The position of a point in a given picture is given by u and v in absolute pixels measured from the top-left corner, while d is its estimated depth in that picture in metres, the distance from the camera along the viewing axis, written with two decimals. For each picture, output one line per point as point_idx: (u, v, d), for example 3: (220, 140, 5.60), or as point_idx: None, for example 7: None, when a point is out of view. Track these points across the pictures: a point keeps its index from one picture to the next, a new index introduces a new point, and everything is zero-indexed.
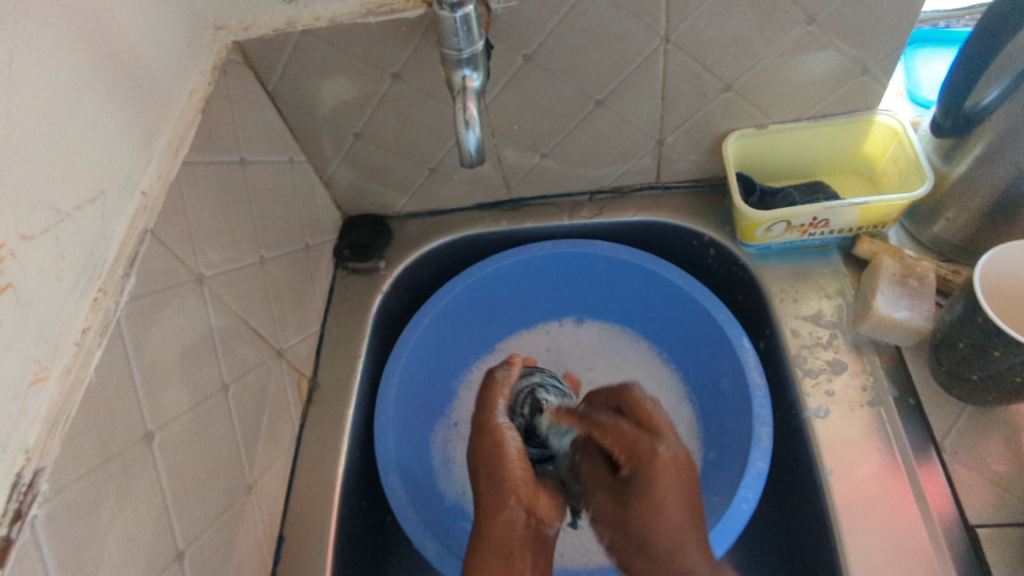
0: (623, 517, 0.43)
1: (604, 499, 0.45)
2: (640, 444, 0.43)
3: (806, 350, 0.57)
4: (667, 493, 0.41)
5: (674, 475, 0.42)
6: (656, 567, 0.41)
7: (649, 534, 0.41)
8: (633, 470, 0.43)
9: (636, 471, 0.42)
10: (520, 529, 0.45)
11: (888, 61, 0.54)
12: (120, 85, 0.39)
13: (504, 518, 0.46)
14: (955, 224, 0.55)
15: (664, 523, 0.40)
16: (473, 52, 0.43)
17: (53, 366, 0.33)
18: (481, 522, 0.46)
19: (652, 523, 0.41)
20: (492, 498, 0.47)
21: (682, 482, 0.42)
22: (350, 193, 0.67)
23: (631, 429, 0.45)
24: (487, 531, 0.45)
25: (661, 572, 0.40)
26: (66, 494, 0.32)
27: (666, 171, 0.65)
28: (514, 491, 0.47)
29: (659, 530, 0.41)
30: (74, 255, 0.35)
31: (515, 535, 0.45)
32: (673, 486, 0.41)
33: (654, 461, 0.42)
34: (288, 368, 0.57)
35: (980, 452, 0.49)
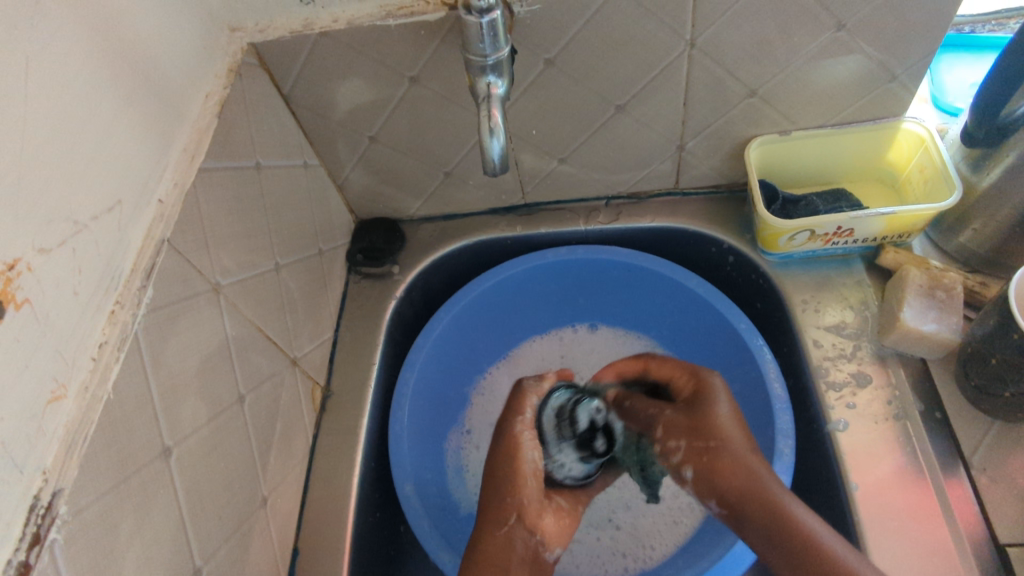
0: (697, 424, 0.45)
1: (664, 424, 0.48)
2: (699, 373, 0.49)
3: (828, 361, 0.56)
4: (727, 417, 0.45)
5: (729, 396, 0.47)
6: (738, 474, 0.42)
7: (725, 435, 0.44)
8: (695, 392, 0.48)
9: (700, 387, 0.48)
10: (519, 546, 0.45)
11: (917, 67, 0.53)
12: (136, 90, 0.38)
13: (505, 532, 0.45)
14: (982, 235, 0.54)
15: (736, 438, 0.44)
16: (499, 58, 0.42)
17: (70, 383, 0.32)
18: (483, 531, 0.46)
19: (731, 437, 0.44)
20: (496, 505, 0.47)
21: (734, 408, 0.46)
22: (364, 196, 0.66)
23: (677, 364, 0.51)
24: (486, 540, 0.45)
25: (734, 473, 0.42)
26: (85, 515, 0.31)
27: (685, 176, 0.64)
28: (518, 506, 0.46)
29: (734, 442, 0.43)
30: (91, 267, 0.34)
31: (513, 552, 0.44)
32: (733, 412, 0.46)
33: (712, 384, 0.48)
34: (302, 376, 0.56)
35: (1008, 469, 0.48)
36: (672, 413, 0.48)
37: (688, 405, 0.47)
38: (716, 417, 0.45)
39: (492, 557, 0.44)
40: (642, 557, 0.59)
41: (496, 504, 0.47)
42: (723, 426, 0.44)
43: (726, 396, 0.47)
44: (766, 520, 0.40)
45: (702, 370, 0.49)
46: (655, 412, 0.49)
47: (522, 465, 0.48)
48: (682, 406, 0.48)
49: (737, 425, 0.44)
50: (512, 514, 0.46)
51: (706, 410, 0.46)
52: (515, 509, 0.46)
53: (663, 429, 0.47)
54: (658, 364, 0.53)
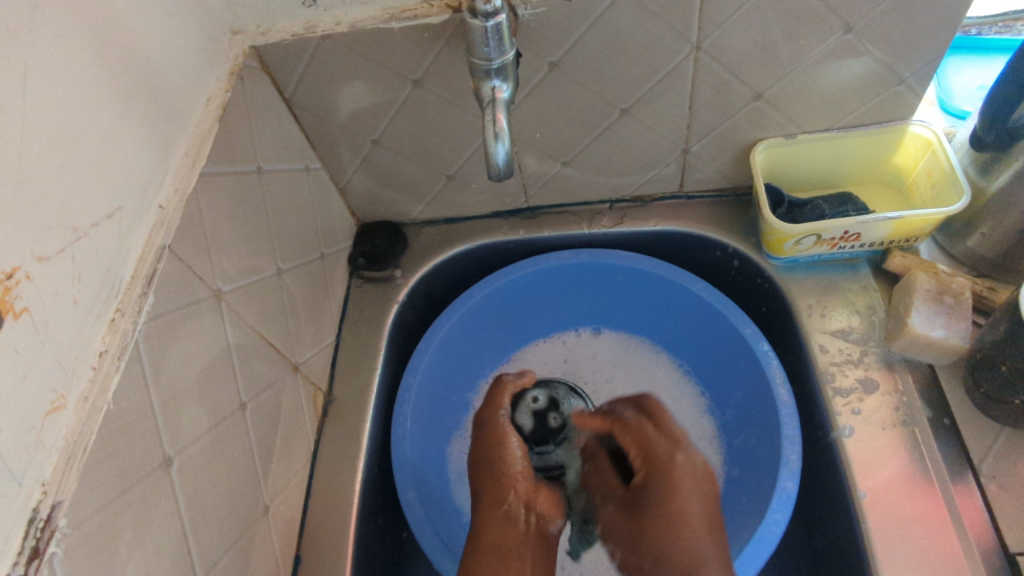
0: (637, 534, 0.48)
1: (615, 514, 0.51)
2: (659, 446, 0.49)
3: (835, 366, 0.55)
4: (683, 520, 0.46)
5: (691, 486, 0.48)
6: (676, 551, 0.46)
7: (673, 539, 0.46)
8: (648, 475, 0.49)
9: (652, 478, 0.49)
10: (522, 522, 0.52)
11: (924, 71, 0.52)
12: (138, 94, 0.38)
13: (503, 512, 0.52)
14: (989, 239, 0.54)
15: (686, 537, 0.46)
16: (504, 62, 0.41)
17: (70, 393, 0.31)
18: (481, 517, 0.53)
19: (678, 523, 0.46)
20: (491, 494, 0.53)
21: (697, 490, 0.48)
22: (366, 200, 0.66)
23: (650, 427, 0.50)
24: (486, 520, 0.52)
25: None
26: (85, 527, 0.31)
27: (689, 179, 0.64)
28: (514, 484, 0.53)
29: (678, 541, 0.46)
30: (90, 275, 0.33)
31: (515, 529, 0.52)
32: (689, 483, 0.47)
33: (671, 471, 0.48)
34: (304, 382, 0.55)
35: (1018, 477, 0.48)
36: (614, 510, 0.52)
37: (631, 502, 0.50)
38: (658, 522, 0.47)
39: (493, 540, 0.51)
40: None
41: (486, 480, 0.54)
42: (670, 525, 0.46)
43: (694, 502, 0.47)
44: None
45: (656, 459, 0.49)
46: (608, 492, 0.53)
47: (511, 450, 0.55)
48: (629, 500, 0.50)
49: (692, 520, 0.46)
50: (510, 494, 0.53)
51: (653, 511, 0.47)
52: (510, 491, 0.53)
53: (606, 525, 0.52)
54: (622, 428, 0.52)
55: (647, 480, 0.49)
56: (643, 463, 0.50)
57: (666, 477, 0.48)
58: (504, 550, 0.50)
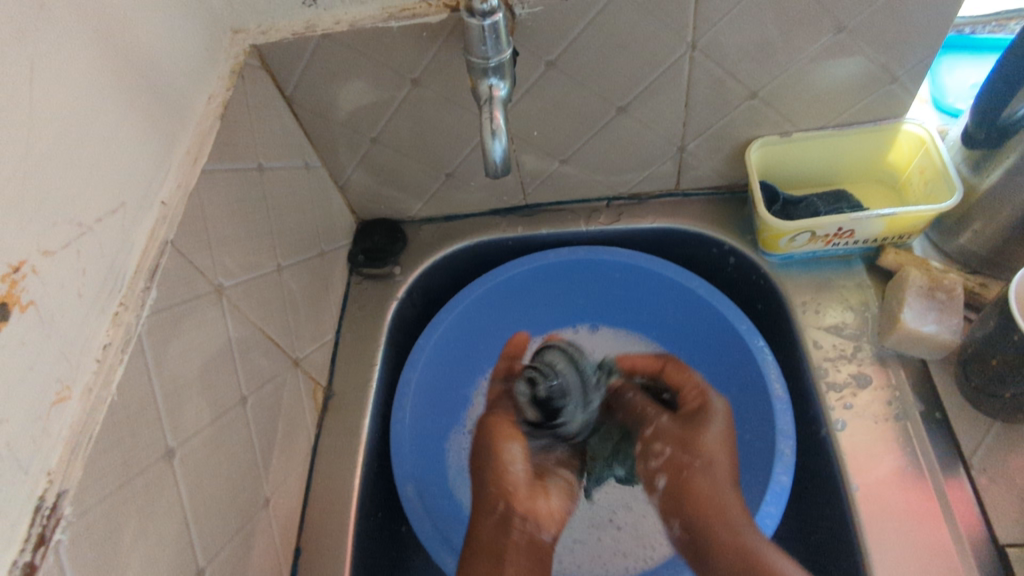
0: (687, 442, 0.50)
1: (664, 443, 0.52)
2: (692, 432, 0.50)
3: (829, 362, 0.56)
4: (714, 447, 0.49)
5: (722, 419, 0.51)
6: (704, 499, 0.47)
7: (708, 459, 0.49)
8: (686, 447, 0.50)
9: (686, 456, 0.50)
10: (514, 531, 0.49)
11: (917, 70, 0.53)
12: (140, 91, 0.38)
13: (496, 521, 0.49)
14: (981, 236, 0.54)
15: (718, 467, 0.48)
16: (501, 60, 0.42)
17: (74, 385, 0.32)
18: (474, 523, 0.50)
19: (712, 440, 0.49)
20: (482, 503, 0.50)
21: (725, 465, 0.49)
22: (365, 198, 0.66)
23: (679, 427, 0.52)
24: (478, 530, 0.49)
25: (707, 497, 0.47)
26: (90, 516, 0.31)
27: (685, 177, 0.64)
28: (506, 493, 0.50)
29: (715, 465, 0.48)
30: (95, 269, 0.34)
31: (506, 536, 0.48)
32: (722, 415, 0.51)
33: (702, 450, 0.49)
34: (304, 377, 0.56)
35: (1008, 469, 0.48)
36: (667, 421, 0.53)
37: (682, 420, 0.52)
38: (693, 449, 0.50)
39: (488, 544, 0.48)
40: (643, 556, 0.59)
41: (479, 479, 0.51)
42: (706, 448, 0.49)
43: (722, 425, 0.50)
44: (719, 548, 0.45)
45: (700, 394, 0.53)
46: (651, 411, 0.54)
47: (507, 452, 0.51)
48: (680, 421, 0.52)
49: (722, 459, 0.49)
50: (500, 503, 0.50)
51: (688, 443, 0.50)
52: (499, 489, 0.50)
53: (655, 431, 0.53)
54: (678, 372, 0.55)
55: (699, 410, 0.52)
56: (678, 450, 0.50)
57: (708, 409, 0.51)
58: (497, 551, 0.47)
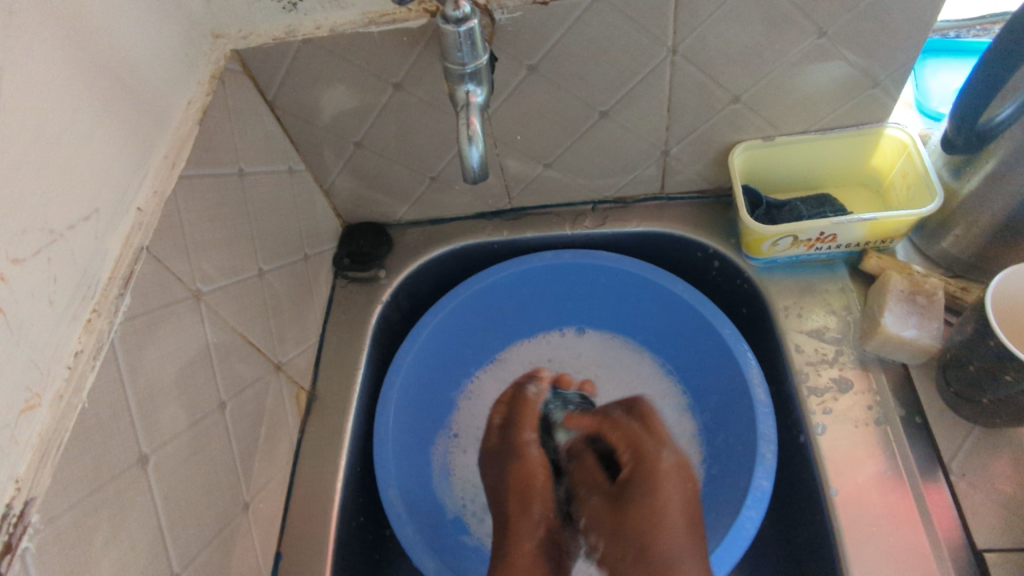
0: (619, 524, 0.48)
1: (598, 505, 0.51)
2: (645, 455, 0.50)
3: (811, 366, 0.56)
4: (663, 510, 0.46)
5: (675, 479, 0.48)
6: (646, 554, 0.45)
7: (650, 524, 0.46)
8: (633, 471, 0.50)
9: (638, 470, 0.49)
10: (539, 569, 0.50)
11: (898, 75, 0.53)
12: (115, 97, 0.38)
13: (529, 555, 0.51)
14: (963, 241, 0.54)
15: (666, 532, 0.45)
16: (477, 66, 0.42)
17: (45, 391, 0.32)
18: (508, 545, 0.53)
19: (656, 501, 0.47)
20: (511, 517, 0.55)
21: (680, 488, 0.48)
22: (351, 201, 0.66)
23: (637, 429, 0.52)
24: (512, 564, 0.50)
25: (660, 553, 0.45)
26: (58, 522, 0.31)
27: (670, 181, 0.64)
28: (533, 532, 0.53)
29: (654, 526, 0.46)
30: (66, 276, 0.34)
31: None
32: (671, 472, 0.48)
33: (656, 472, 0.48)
34: (286, 381, 0.56)
35: (988, 473, 0.49)
36: (602, 498, 0.51)
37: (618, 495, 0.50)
38: (639, 513, 0.47)
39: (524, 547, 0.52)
40: None
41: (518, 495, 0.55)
42: (641, 512, 0.47)
43: (668, 472, 0.48)
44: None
45: (645, 444, 0.51)
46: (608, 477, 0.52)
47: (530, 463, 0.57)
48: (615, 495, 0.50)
49: (671, 506, 0.46)
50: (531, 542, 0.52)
51: (637, 501, 0.47)
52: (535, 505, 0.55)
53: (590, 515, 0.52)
54: (610, 427, 0.54)
55: (637, 462, 0.50)
56: (630, 457, 0.51)
57: (654, 461, 0.49)
58: None
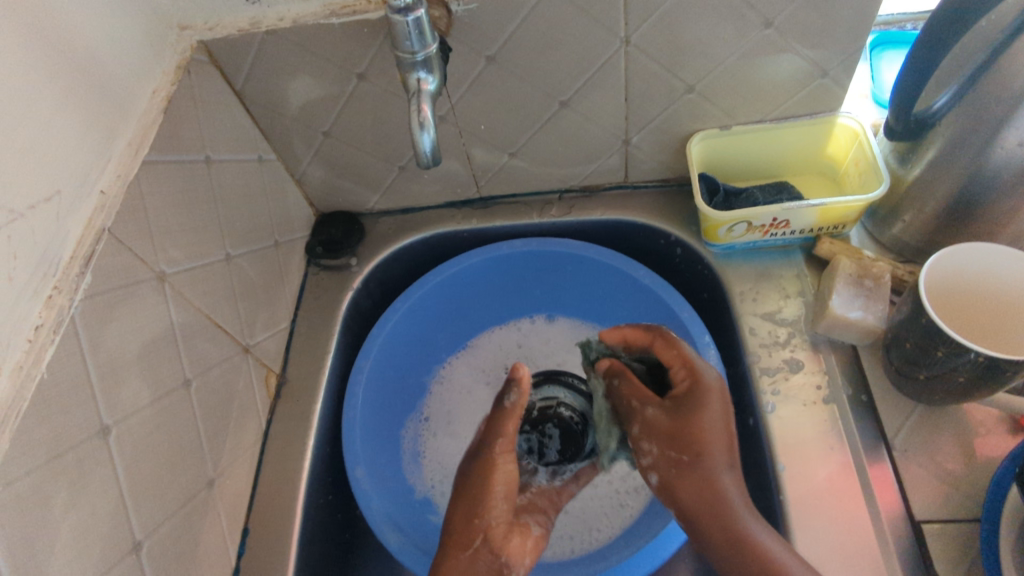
0: (676, 432, 0.44)
1: (655, 419, 0.46)
2: (696, 371, 0.46)
3: (764, 348, 0.57)
4: (707, 426, 0.43)
5: (718, 403, 0.44)
6: (715, 435, 0.43)
7: (699, 451, 0.43)
8: (688, 391, 0.46)
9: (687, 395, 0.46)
10: (481, 566, 0.44)
11: (846, 64, 0.55)
12: (77, 84, 0.40)
13: (469, 554, 0.45)
14: (911, 227, 0.56)
15: (708, 450, 0.42)
16: (428, 54, 0.43)
17: (4, 362, 0.33)
18: (446, 550, 0.46)
19: (711, 431, 0.43)
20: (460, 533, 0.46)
21: (723, 413, 0.44)
22: (322, 190, 0.68)
23: (686, 356, 0.48)
24: (449, 561, 0.44)
25: (697, 490, 0.42)
26: (16, 486, 0.33)
27: (633, 170, 0.66)
28: (485, 527, 0.46)
29: (714, 453, 0.42)
30: (26, 253, 0.35)
31: (473, 572, 0.44)
32: (721, 395, 0.45)
33: (698, 403, 0.44)
34: (255, 364, 0.58)
35: (928, 450, 0.50)
36: (655, 411, 0.47)
37: (672, 403, 0.46)
38: (678, 449, 0.44)
39: None
40: (589, 538, 0.61)
41: (477, 490, 0.48)
42: (699, 423, 0.43)
43: (717, 405, 0.44)
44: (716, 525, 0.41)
45: (694, 369, 0.47)
46: (639, 403, 0.49)
47: (493, 485, 0.48)
48: (669, 404, 0.46)
49: (720, 444, 0.42)
50: (477, 537, 0.45)
51: (678, 434, 0.44)
52: (480, 534, 0.46)
53: (643, 425, 0.47)
54: (664, 346, 0.50)
55: (690, 390, 0.46)
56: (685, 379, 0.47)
57: (705, 384, 0.45)
58: None
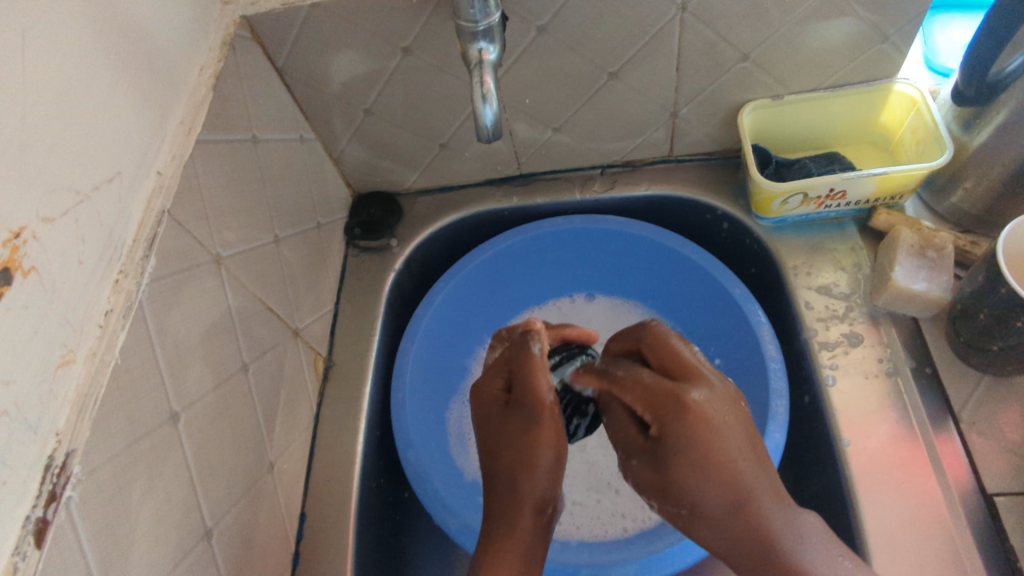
0: (665, 482, 0.37)
1: (640, 466, 0.39)
2: (673, 393, 0.37)
3: (821, 322, 0.56)
4: (714, 456, 0.35)
5: (722, 425, 0.36)
6: (712, 478, 0.36)
7: (696, 497, 0.36)
8: (659, 424, 0.37)
9: (665, 425, 0.37)
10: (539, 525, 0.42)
11: (909, 28, 0.53)
12: (131, 61, 0.38)
13: (532, 513, 0.42)
14: (973, 195, 0.55)
15: (715, 486, 0.36)
16: (489, 23, 0.42)
17: (79, 348, 0.32)
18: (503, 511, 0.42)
19: (707, 484, 0.36)
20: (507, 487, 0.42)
21: (729, 425, 0.36)
22: (360, 169, 0.67)
23: (652, 376, 0.39)
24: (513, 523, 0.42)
25: (713, 533, 0.36)
26: (98, 474, 0.32)
27: (679, 143, 0.65)
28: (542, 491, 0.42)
29: (718, 494, 0.36)
30: (94, 237, 0.34)
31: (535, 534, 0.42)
32: (712, 422, 0.36)
33: (685, 425, 0.36)
34: (304, 347, 0.57)
35: (997, 422, 0.50)
36: (640, 463, 0.39)
37: (653, 450, 0.38)
38: (682, 480, 0.36)
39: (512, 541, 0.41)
40: (642, 517, 0.59)
41: (524, 441, 0.42)
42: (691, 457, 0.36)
43: (727, 431, 0.36)
44: (763, 569, 0.35)
45: (664, 402, 0.37)
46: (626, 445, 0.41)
47: (541, 439, 0.42)
48: (648, 452, 0.38)
49: (733, 475, 0.36)
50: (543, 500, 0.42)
51: (674, 466, 0.36)
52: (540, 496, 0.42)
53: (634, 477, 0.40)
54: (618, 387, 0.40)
55: (663, 429, 0.37)
56: (650, 411, 0.38)
57: (680, 418, 0.36)
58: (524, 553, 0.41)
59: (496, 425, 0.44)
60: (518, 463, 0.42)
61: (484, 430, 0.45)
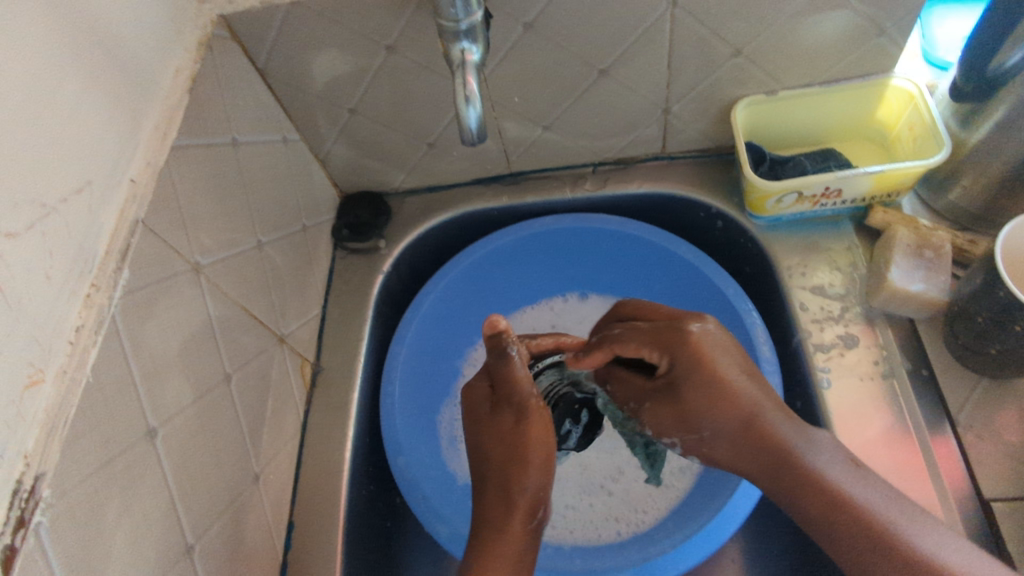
0: (684, 412, 0.43)
1: (657, 409, 0.45)
2: (666, 336, 0.42)
3: (816, 323, 0.55)
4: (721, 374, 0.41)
5: (721, 350, 0.42)
6: (728, 407, 0.41)
7: (717, 417, 0.42)
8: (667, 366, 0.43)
9: (674, 365, 0.42)
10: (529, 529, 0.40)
11: (906, 22, 0.51)
12: (100, 65, 0.37)
13: (520, 517, 0.40)
14: (971, 193, 0.54)
15: (737, 405, 0.41)
16: (473, 22, 0.40)
17: (48, 367, 0.31)
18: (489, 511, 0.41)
19: (721, 406, 0.41)
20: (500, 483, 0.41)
21: (723, 351, 0.42)
22: (347, 170, 0.65)
23: (647, 328, 0.43)
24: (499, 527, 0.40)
25: (744, 452, 0.42)
26: (69, 496, 0.31)
27: (672, 141, 0.63)
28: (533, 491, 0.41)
29: (729, 411, 0.41)
30: (62, 250, 0.33)
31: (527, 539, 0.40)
32: (716, 350, 0.41)
33: (692, 351, 0.41)
34: (290, 353, 0.56)
35: (994, 424, 0.49)
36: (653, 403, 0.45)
37: (665, 390, 0.43)
38: (702, 404, 0.42)
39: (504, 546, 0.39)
40: (634, 521, 0.58)
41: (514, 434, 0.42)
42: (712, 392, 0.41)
43: (724, 356, 0.42)
44: (791, 473, 0.40)
45: (666, 337, 0.42)
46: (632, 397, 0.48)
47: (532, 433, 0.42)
48: (662, 390, 0.44)
49: (743, 390, 0.41)
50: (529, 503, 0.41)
51: (688, 394, 0.42)
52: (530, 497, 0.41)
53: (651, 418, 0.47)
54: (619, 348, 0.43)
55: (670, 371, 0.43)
56: (655, 352, 0.42)
57: (685, 346, 0.41)
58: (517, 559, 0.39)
59: (484, 423, 0.44)
60: (508, 462, 0.41)
61: (472, 431, 0.45)
